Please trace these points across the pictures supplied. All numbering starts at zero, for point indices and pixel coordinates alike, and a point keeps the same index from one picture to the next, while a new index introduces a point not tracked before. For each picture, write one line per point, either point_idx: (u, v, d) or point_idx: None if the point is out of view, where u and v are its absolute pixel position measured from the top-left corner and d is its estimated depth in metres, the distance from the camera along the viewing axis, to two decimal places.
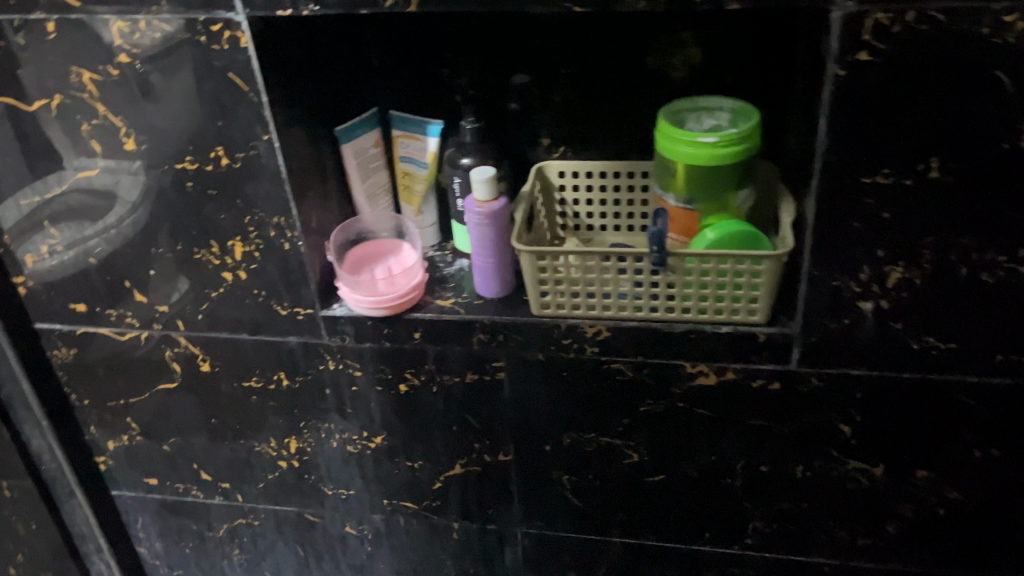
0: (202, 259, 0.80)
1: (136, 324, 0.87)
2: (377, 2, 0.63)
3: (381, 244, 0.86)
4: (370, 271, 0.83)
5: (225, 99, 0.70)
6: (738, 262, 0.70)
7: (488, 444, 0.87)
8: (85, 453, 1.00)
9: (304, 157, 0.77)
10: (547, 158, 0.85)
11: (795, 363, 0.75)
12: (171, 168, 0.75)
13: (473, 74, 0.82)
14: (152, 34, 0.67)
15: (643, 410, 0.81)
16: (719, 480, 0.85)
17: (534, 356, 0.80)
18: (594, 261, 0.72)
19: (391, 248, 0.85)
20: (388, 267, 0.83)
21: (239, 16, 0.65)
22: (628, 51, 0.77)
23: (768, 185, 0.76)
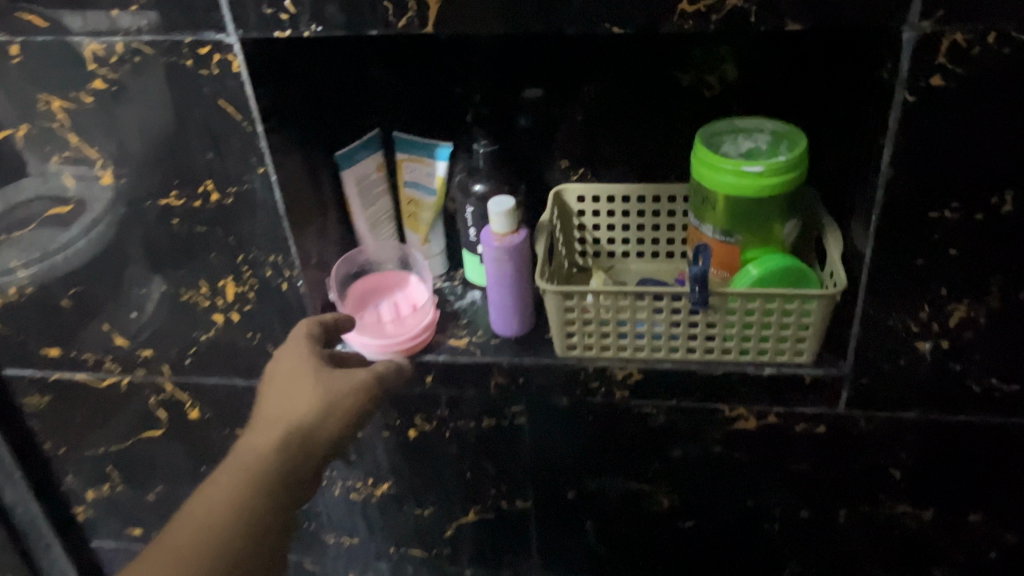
0: (190, 300, 0.73)
1: (116, 370, 0.79)
2: (389, 23, 0.55)
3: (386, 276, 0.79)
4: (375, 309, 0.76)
5: (215, 129, 0.62)
6: (786, 301, 0.64)
7: (506, 490, 0.81)
8: (62, 503, 0.92)
9: (301, 189, 0.70)
10: (564, 182, 0.79)
11: (843, 406, 0.69)
12: (154, 204, 0.67)
13: (484, 92, 0.75)
14: (131, 58, 0.60)
15: (675, 455, 0.75)
16: (754, 524, 0.79)
17: (558, 400, 0.74)
18: (628, 301, 0.66)
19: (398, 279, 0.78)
20: (396, 303, 0.76)
21: (231, 38, 0.58)
22: (656, 68, 0.71)
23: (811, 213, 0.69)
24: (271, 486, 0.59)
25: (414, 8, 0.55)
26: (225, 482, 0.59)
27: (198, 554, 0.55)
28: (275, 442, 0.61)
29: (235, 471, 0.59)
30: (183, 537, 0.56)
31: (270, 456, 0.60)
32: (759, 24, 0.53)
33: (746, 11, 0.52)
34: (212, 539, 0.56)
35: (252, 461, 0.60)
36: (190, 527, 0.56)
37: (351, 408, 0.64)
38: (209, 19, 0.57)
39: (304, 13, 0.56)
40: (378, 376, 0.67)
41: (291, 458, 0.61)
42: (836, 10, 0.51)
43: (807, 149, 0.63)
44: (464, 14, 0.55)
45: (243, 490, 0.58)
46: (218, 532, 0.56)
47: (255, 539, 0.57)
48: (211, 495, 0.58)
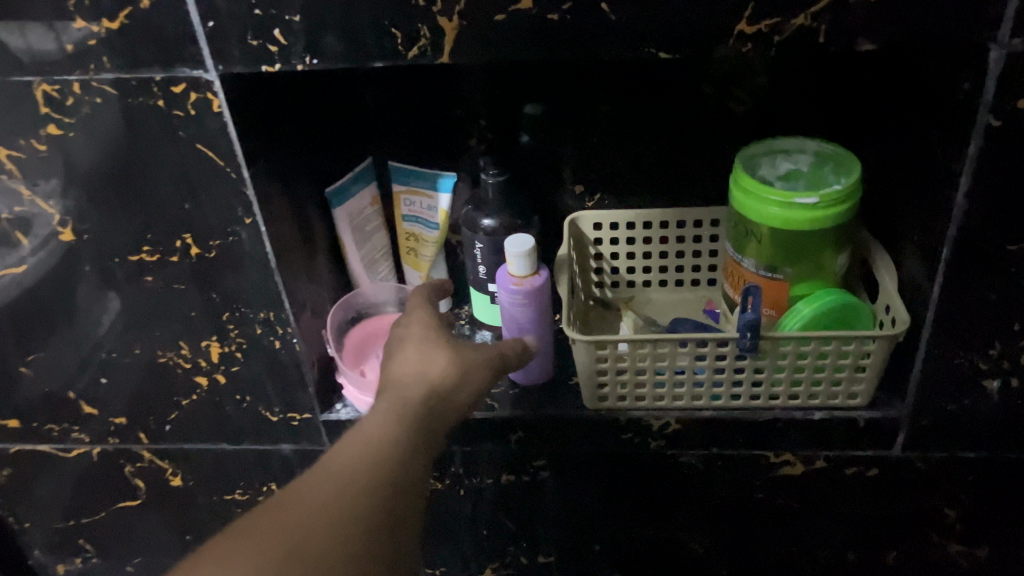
0: (169, 363, 0.64)
1: (85, 439, 0.70)
2: (397, 52, 0.48)
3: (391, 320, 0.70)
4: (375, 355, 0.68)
5: (194, 176, 0.54)
6: (842, 342, 0.58)
7: (527, 546, 0.75)
8: None
9: (292, 234, 0.62)
10: (578, 208, 0.72)
11: (898, 448, 0.64)
12: (124, 260, 0.59)
13: (489, 114, 0.67)
14: (90, 100, 0.51)
15: (713, 503, 0.69)
16: (794, 567, 0.74)
17: (585, 452, 0.67)
18: (667, 348, 0.59)
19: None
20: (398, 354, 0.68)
21: (210, 74, 0.49)
22: (682, 84, 0.64)
23: (857, 239, 0.64)
24: (407, 452, 0.46)
25: (428, 36, 0.47)
26: (357, 443, 0.46)
27: (331, 515, 0.41)
28: (407, 408, 0.49)
29: (369, 429, 0.47)
30: (311, 494, 0.42)
31: (406, 417, 0.48)
32: (827, 45, 0.46)
33: (814, 31, 0.45)
34: (346, 497, 0.42)
35: (386, 422, 0.47)
36: (317, 484, 0.43)
37: (478, 385, 0.53)
38: (183, 53, 0.48)
39: (297, 44, 0.48)
40: (501, 355, 0.56)
41: (424, 429, 0.48)
42: (917, 27, 0.45)
43: (860, 176, 0.57)
44: (486, 41, 0.47)
45: (380, 451, 0.45)
46: (355, 489, 0.43)
47: (394, 512, 0.43)
48: (339, 454, 0.45)
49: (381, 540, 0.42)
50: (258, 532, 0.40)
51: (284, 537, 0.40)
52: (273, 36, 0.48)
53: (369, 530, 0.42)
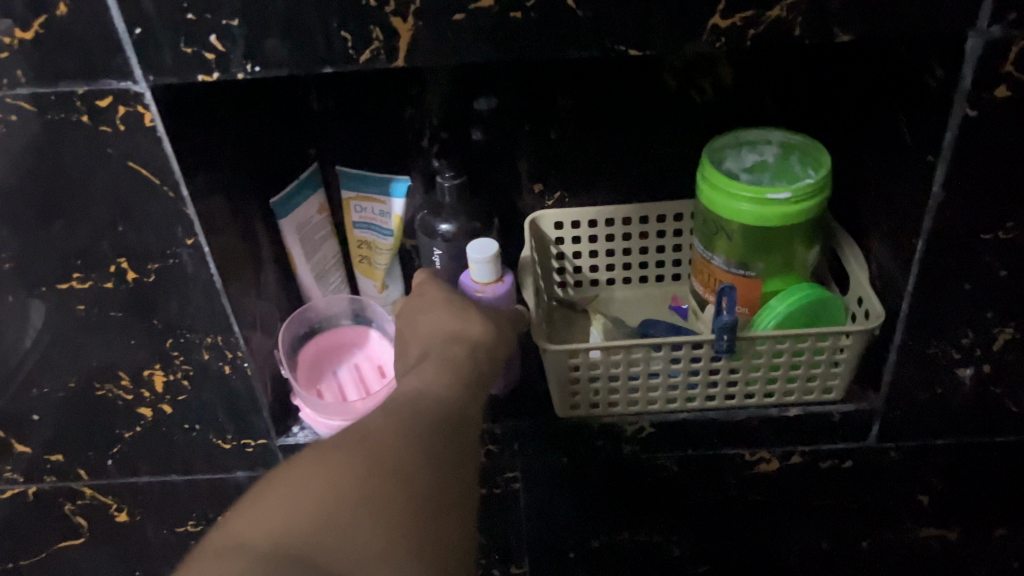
0: (108, 395, 0.59)
1: (19, 479, 0.65)
2: (348, 57, 0.44)
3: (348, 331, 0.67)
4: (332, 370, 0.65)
5: (127, 196, 0.49)
6: (818, 339, 0.57)
7: (499, 558, 0.73)
8: None
9: (238, 250, 0.57)
10: (538, 207, 0.69)
11: (873, 439, 0.63)
12: (52, 289, 0.54)
13: (442, 113, 0.64)
14: (4, 117, 0.46)
15: (689, 502, 0.68)
16: (769, 560, 0.74)
17: (558, 461, 0.65)
18: (642, 353, 0.57)
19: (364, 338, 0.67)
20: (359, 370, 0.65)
21: (140, 85, 0.45)
22: (642, 77, 0.61)
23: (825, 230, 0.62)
24: (458, 408, 0.45)
25: (381, 38, 0.43)
26: (410, 399, 0.44)
27: (403, 451, 0.39)
28: (450, 371, 0.48)
29: (417, 391, 0.45)
30: (378, 432, 0.40)
31: (450, 377, 0.47)
32: (804, 38, 0.44)
33: (791, 23, 0.43)
34: (413, 438, 0.41)
35: (433, 385, 0.46)
36: (381, 424, 0.41)
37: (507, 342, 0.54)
38: (107, 64, 0.44)
39: (237, 50, 0.43)
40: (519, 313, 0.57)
41: (470, 388, 0.48)
42: (896, 17, 0.43)
43: (831, 168, 0.55)
44: (444, 41, 0.44)
45: (433, 405, 0.44)
46: (419, 433, 0.41)
47: (455, 456, 0.42)
48: (395, 407, 0.43)
49: (448, 481, 0.40)
50: (330, 454, 0.38)
51: (357, 461, 0.38)
52: (209, 42, 0.43)
53: (438, 469, 0.40)
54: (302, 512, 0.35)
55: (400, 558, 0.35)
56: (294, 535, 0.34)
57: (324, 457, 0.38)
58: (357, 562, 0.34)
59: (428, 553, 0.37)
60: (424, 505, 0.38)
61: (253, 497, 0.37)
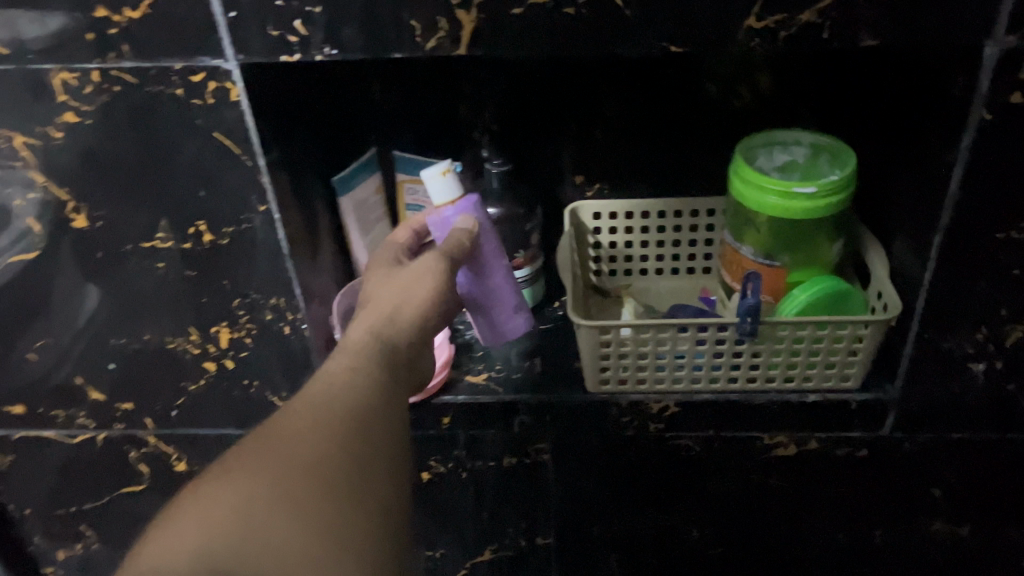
0: (178, 349, 0.65)
1: (91, 425, 0.71)
2: (416, 43, 0.49)
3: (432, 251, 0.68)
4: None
5: (210, 164, 0.55)
6: (837, 327, 0.60)
7: (526, 530, 0.77)
8: (28, 565, 0.84)
9: (303, 222, 0.63)
10: (579, 198, 0.73)
11: (888, 429, 0.66)
12: (137, 247, 0.60)
13: (494, 106, 0.69)
14: (109, 88, 0.52)
15: (710, 485, 0.72)
16: (785, 550, 0.76)
17: (586, 436, 0.69)
18: (669, 332, 0.61)
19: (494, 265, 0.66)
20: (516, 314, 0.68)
21: (230, 63, 0.50)
22: (682, 78, 0.65)
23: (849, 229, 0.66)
24: (374, 399, 0.50)
25: (446, 28, 0.48)
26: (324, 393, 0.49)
27: (315, 452, 0.45)
28: (360, 355, 0.53)
29: (331, 381, 0.50)
30: (291, 436, 0.46)
31: (366, 370, 0.52)
32: (831, 41, 0.48)
33: (819, 26, 0.47)
34: (324, 437, 0.46)
35: (340, 378, 0.51)
36: (295, 426, 0.47)
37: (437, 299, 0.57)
38: (203, 42, 0.49)
39: (318, 34, 0.49)
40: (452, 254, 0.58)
41: (387, 382, 0.52)
42: (919, 24, 0.47)
43: (856, 166, 0.59)
44: (504, 32, 0.48)
45: (345, 398, 0.49)
46: (331, 433, 0.46)
47: (371, 449, 0.47)
48: (309, 403, 0.48)
49: (361, 472, 0.45)
50: (247, 464, 0.44)
51: (274, 469, 0.43)
52: (294, 25, 0.49)
53: (350, 462, 0.45)
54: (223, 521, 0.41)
55: (319, 543, 0.41)
56: (217, 542, 0.39)
57: (242, 466, 0.44)
58: (277, 553, 0.40)
59: (346, 536, 0.42)
60: (339, 498, 0.43)
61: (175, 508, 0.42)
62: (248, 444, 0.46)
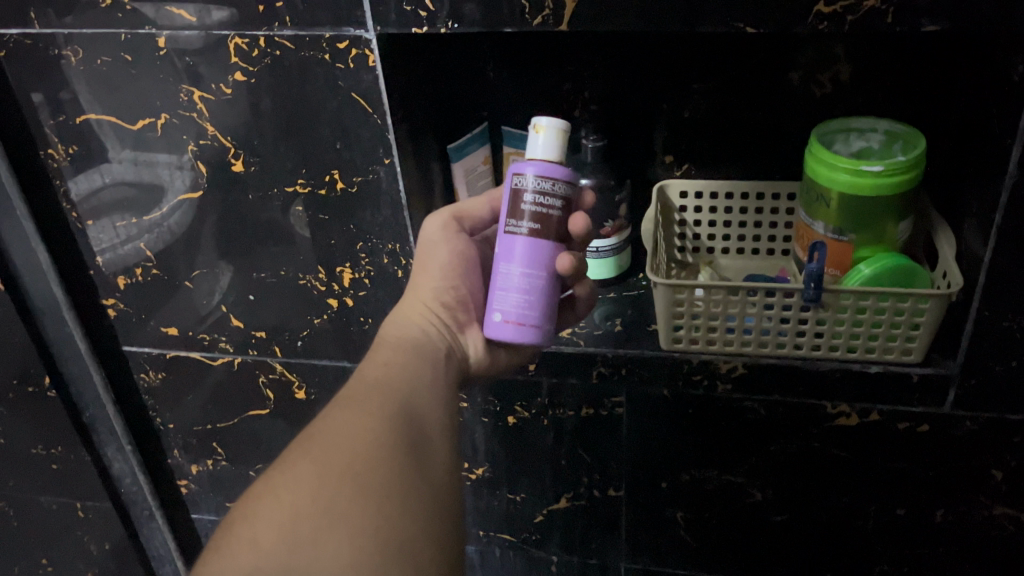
0: (307, 285, 0.76)
1: (230, 349, 0.83)
2: (525, 20, 0.58)
3: (556, 264, 0.61)
4: (536, 325, 0.61)
5: (346, 120, 0.65)
6: (899, 300, 0.64)
7: (599, 480, 0.84)
8: (169, 475, 0.98)
9: (420, 180, 0.72)
10: (668, 177, 0.80)
11: (949, 407, 0.69)
12: (281, 191, 0.71)
13: (594, 88, 0.77)
14: (272, 52, 0.63)
15: (773, 449, 0.77)
16: (846, 522, 0.80)
17: (658, 391, 0.75)
18: (739, 295, 0.67)
19: (507, 265, 0.60)
20: (508, 326, 0.61)
21: (370, 33, 0.60)
22: (768, 67, 0.71)
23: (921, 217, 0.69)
24: (405, 402, 0.55)
25: (551, 6, 0.57)
26: (357, 399, 0.53)
27: (358, 450, 0.49)
28: (402, 353, 0.60)
29: (363, 389, 0.55)
30: (335, 438, 0.50)
31: (397, 379, 0.57)
32: (894, 26, 0.53)
33: (882, 12, 0.53)
34: (367, 435, 0.50)
35: (367, 389, 0.55)
36: (337, 428, 0.51)
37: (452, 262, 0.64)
38: (350, 15, 0.60)
39: (443, 10, 0.58)
40: (459, 212, 0.64)
41: (418, 386, 0.57)
42: (976, 11, 0.52)
43: (903, 163, 0.63)
44: (600, 11, 0.56)
45: (369, 403, 0.53)
46: (371, 432, 0.50)
47: (403, 439, 0.51)
48: (347, 409, 0.52)
49: (405, 467, 0.50)
50: (293, 475, 0.47)
51: (326, 473, 0.47)
52: (424, 3, 0.58)
53: (392, 458, 0.49)
54: (279, 542, 0.44)
55: (374, 544, 0.45)
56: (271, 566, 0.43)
57: (293, 475, 0.47)
58: (335, 556, 0.44)
59: (399, 530, 0.46)
60: (384, 499, 0.47)
61: (226, 540, 0.45)
62: (294, 450, 0.50)
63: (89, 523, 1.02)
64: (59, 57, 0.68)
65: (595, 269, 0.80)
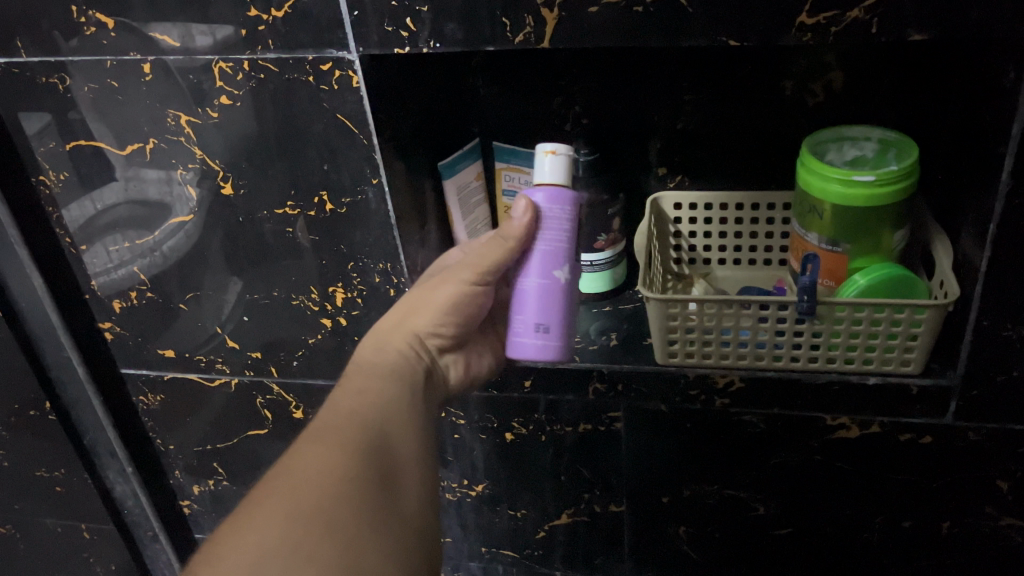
0: (300, 305, 0.76)
1: (226, 370, 0.83)
2: (507, 39, 0.57)
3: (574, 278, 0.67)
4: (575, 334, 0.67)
5: (332, 141, 0.65)
6: (895, 310, 0.63)
7: (600, 495, 0.83)
8: (171, 495, 0.98)
9: (410, 199, 0.71)
10: (663, 189, 0.79)
11: (950, 417, 0.68)
12: (272, 213, 0.71)
13: (584, 102, 0.76)
14: (256, 75, 0.63)
15: (773, 462, 0.76)
16: (852, 535, 0.79)
17: (656, 406, 0.74)
18: (733, 309, 0.66)
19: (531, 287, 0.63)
20: (530, 346, 0.64)
21: (352, 55, 0.60)
22: (758, 77, 0.71)
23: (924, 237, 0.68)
24: (379, 433, 0.53)
25: (533, 24, 0.56)
26: (328, 429, 0.52)
27: (321, 489, 0.47)
28: (376, 382, 0.58)
29: (334, 420, 0.53)
30: (301, 475, 0.48)
31: (372, 411, 0.55)
32: (879, 35, 0.53)
33: (866, 22, 0.52)
34: (333, 473, 0.48)
35: (340, 417, 0.53)
36: (304, 465, 0.49)
37: (449, 303, 0.63)
38: (331, 37, 0.59)
39: (424, 30, 0.58)
40: (482, 268, 0.63)
41: (392, 420, 0.55)
42: (961, 18, 0.51)
43: (891, 172, 0.61)
44: (582, 27, 0.56)
45: (339, 433, 0.52)
46: (338, 470, 0.49)
47: (372, 472, 0.50)
48: (314, 441, 0.51)
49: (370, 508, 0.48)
50: (260, 512, 0.46)
51: (286, 510, 0.45)
52: (405, 23, 0.58)
53: (355, 499, 0.48)
54: None
55: None
56: None
57: (253, 515, 0.46)
58: None
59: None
60: (353, 535, 0.46)
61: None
62: (260, 485, 0.48)
63: (93, 545, 1.02)
64: (47, 85, 0.68)
65: (586, 284, 0.79)
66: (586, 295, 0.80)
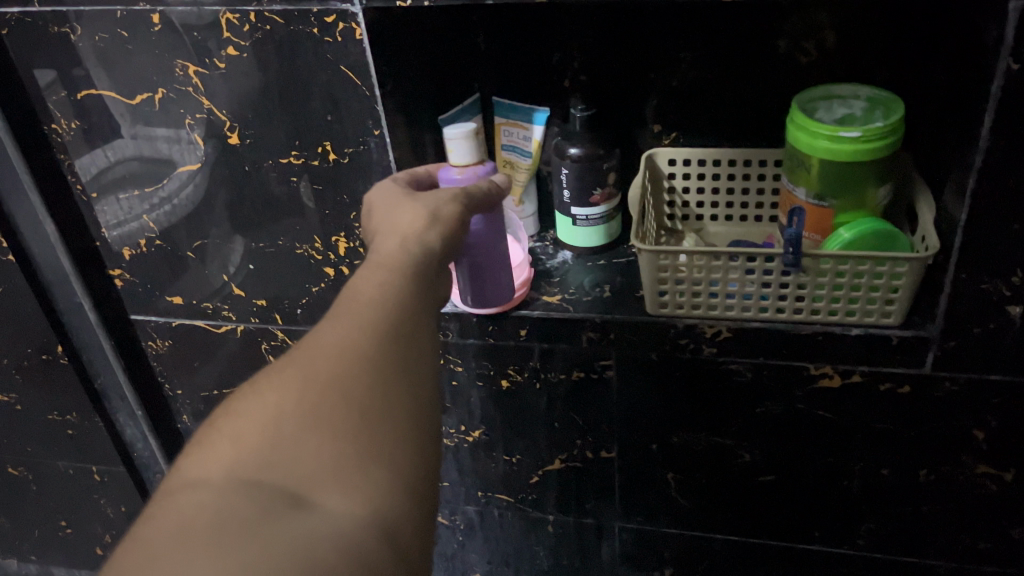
0: (304, 254, 0.78)
1: (232, 317, 0.85)
2: None
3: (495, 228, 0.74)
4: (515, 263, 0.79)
5: (336, 91, 0.67)
6: (877, 264, 0.66)
7: (592, 441, 0.87)
8: (179, 439, 1.02)
9: (410, 151, 0.74)
10: (656, 145, 0.82)
11: (928, 368, 0.71)
12: (277, 162, 0.73)
13: (582, 58, 0.78)
14: (262, 27, 0.65)
15: (760, 411, 0.79)
16: (833, 481, 0.82)
17: (647, 354, 0.77)
18: (720, 261, 0.68)
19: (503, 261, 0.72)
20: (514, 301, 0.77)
21: (356, 7, 0.62)
22: (751, 35, 0.72)
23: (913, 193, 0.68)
24: (403, 308, 0.49)
25: None
26: (352, 302, 0.48)
27: (336, 362, 0.44)
28: (396, 274, 0.52)
29: (357, 295, 0.49)
30: (308, 357, 0.44)
31: (398, 291, 0.50)
32: None
33: None
34: (349, 347, 0.45)
35: (367, 293, 0.49)
36: (314, 347, 0.45)
37: (459, 219, 0.60)
38: None
39: None
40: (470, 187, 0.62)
41: (412, 305, 0.50)
42: None
43: (880, 128, 0.63)
44: None
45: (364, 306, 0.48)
46: (350, 347, 0.45)
47: (394, 346, 0.46)
48: (338, 315, 0.47)
49: (373, 392, 0.43)
50: (277, 380, 0.43)
51: (285, 396, 0.42)
52: None
53: (375, 372, 0.44)
54: (246, 439, 0.40)
55: (354, 451, 0.41)
56: (247, 459, 0.39)
57: (268, 382, 0.43)
58: (317, 461, 0.40)
59: (350, 462, 0.40)
60: (371, 409, 0.42)
61: (205, 435, 0.42)
62: (273, 365, 0.45)
63: (103, 488, 1.06)
64: (59, 35, 0.70)
65: (586, 237, 0.82)
66: (581, 249, 0.83)
